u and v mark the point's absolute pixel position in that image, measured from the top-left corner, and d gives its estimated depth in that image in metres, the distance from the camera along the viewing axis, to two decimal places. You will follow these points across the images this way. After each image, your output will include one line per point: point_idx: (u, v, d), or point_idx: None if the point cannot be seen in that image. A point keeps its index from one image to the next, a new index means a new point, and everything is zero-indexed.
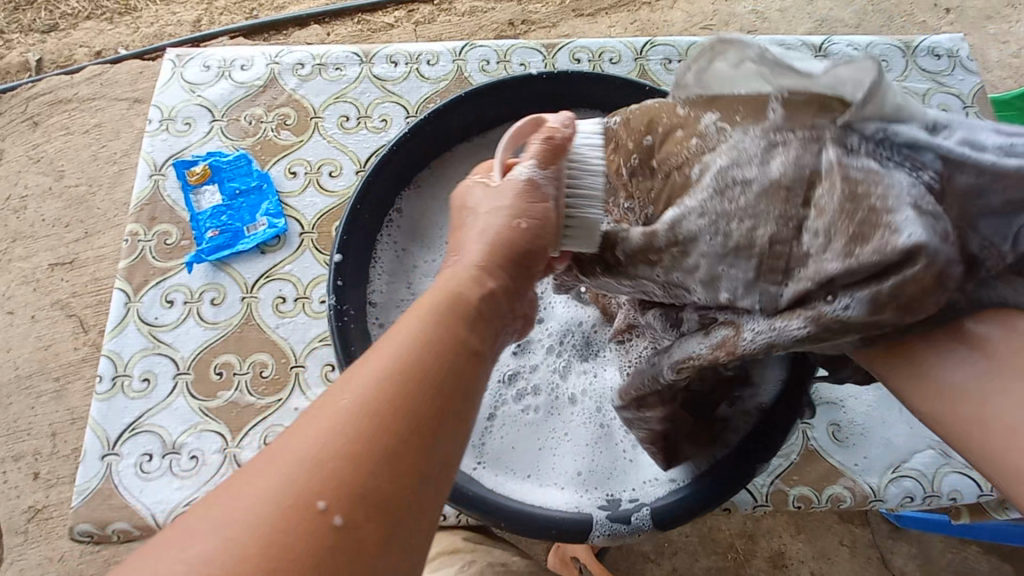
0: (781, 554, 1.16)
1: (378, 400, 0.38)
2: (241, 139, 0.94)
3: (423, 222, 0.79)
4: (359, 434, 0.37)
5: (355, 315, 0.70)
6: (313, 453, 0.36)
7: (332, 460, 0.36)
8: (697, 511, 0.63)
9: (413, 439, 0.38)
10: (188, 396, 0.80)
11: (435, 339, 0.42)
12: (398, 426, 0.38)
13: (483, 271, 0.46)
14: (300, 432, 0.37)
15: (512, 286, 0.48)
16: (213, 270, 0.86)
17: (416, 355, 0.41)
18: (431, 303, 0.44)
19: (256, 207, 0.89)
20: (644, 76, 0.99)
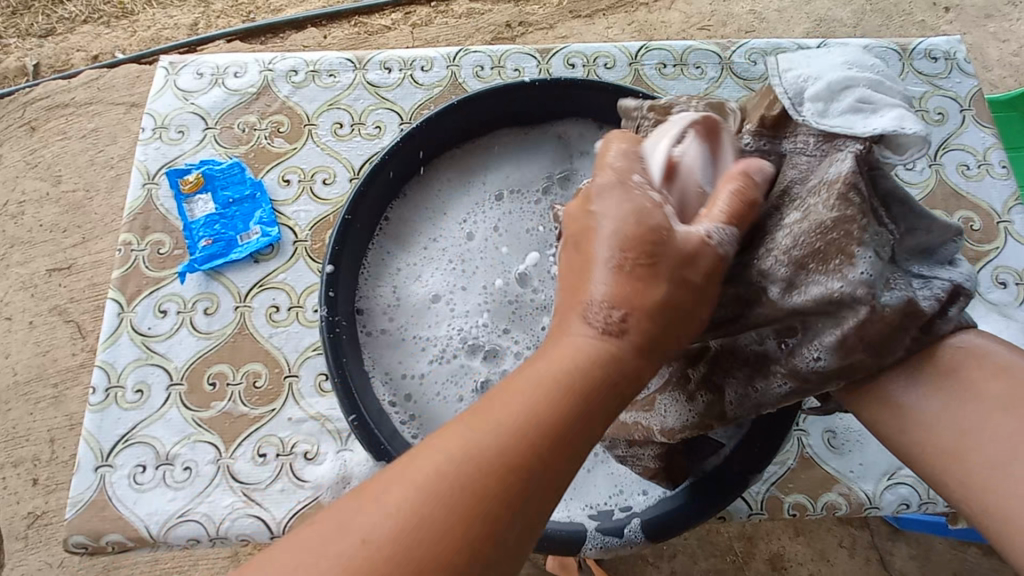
0: (780, 557, 1.15)
1: (510, 449, 0.40)
2: (235, 147, 0.93)
3: (409, 229, 0.79)
4: (479, 476, 0.39)
5: (346, 325, 0.69)
6: (425, 489, 0.39)
7: (450, 492, 0.38)
8: (684, 524, 0.62)
9: (530, 486, 0.39)
10: (181, 406, 0.80)
11: (565, 398, 0.42)
12: (514, 481, 0.39)
13: (625, 325, 0.45)
14: (420, 461, 0.40)
15: (643, 344, 0.45)
16: (206, 279, 0.86)
17: (544, 412, 0.41)
18: (569, 354, 0.44)
19: (249, 215, 0.89)
20: (639, 81, 0.98)
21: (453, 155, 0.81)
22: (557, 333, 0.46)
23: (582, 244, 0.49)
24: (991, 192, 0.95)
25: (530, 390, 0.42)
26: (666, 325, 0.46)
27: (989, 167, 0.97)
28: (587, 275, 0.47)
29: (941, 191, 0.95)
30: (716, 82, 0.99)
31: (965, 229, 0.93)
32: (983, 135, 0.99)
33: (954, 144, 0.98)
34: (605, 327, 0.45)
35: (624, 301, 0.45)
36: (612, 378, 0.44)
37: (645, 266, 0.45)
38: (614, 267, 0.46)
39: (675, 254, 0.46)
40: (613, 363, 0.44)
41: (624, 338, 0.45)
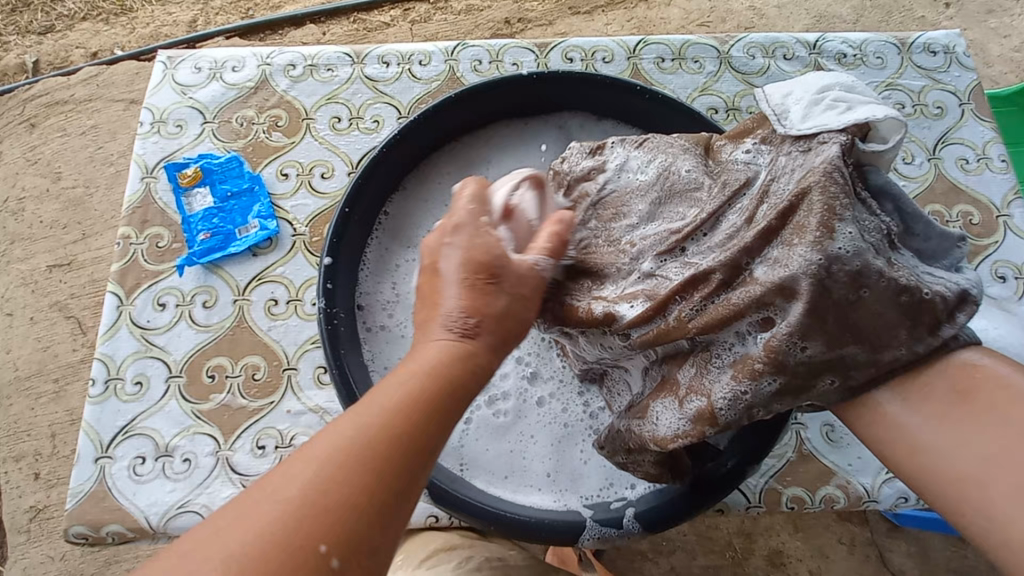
0: (779, 552, 1.16)
1: (392, 440, 0.39)
2: (233, 141, 0.94)
3: (409, 222, 0.79)
4: (367, 467, 0.38)
5: (345, 317, 0.70)
6: (318, 485, 0.36)
7: (337, 489, 0.36)
8: (677, 517, 0.62)
9: (411, 471, 0.39)
10: (180, 398, 0.81)
11: (427, 393, 0.42)
12: (390, 477, 0.38)
13: (477, 328, 0.46)
14: (323, 439, 0.39)
15: (497, 343, 0.48)
16: (205, 272, 0.86)
17: (425, 396, 0.42)
18: (430, 358, 0.44)
19: (248, 209, 0.89)
20: (638, 75, 0.98)
21: (453, 150, 0.81)
22: (417, 343, 0.46)
23: (469, 267, 0.49)
24: (990, 186, 0.95)
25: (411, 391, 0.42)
26: (510, 329, 0.49)
27: (988, 161, 0.97)
28: (441, 294, 0.48)
29: (940, 185, 0.95)
30: (715, 76, 0.99)
31: (964, 224, 0.93)
32: (982, 130, 0.99)
33: (953, 138, 0.98)
34: (462, 332, 0.46)
35: (475, 309, 0.47)
36: (465, 372, 0.45)
37: (490, 283, 0.48)
38: (461, 284, 0.48)
39: (513, 275, 0.50)
40: (464, 363, 0.45)
41: (477, 340, 0.46)
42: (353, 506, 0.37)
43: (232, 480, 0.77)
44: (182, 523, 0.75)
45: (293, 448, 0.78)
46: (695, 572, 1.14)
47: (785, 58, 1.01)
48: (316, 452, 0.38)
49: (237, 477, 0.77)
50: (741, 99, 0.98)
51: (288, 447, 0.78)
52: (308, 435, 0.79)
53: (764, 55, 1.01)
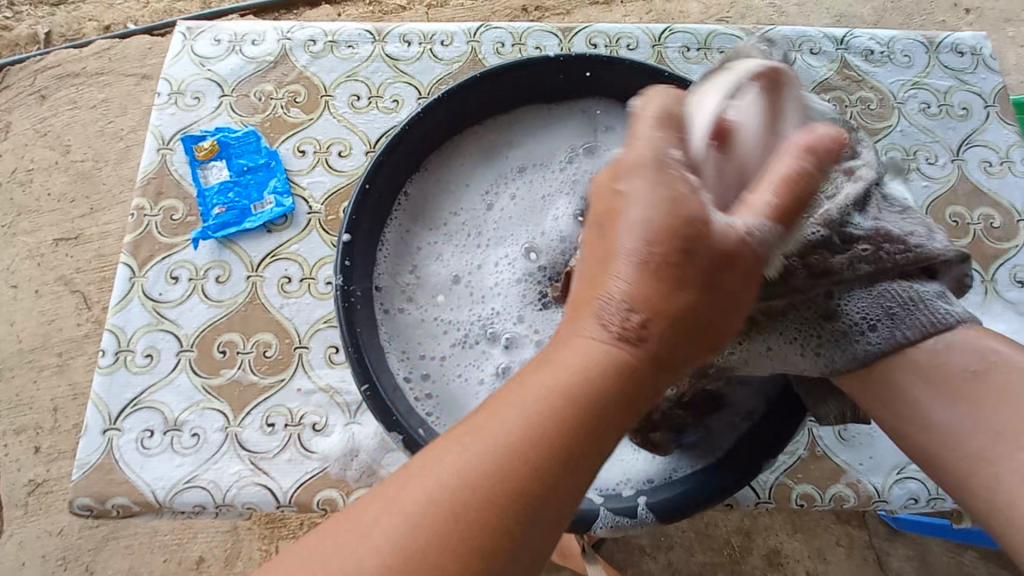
0: (777, 552, 1.15)
1: (530, 452, 0.38)
2: (250, 115, 0.92)
3: (428, 205, 0.78)
4: (502, 483, 0.37)
5: (362, 296, 0.68)
6: (442, 503, 0.37)
7: (469, 500, 0.37)
8: (691, 510, 0.61)
9: (542, 484, 0.37)
10: (190, 372, 0.80)
11: (584, 391, 0.39)
12: (530, 487, 0.37)
13: (645, 331, 0.41)
14: (433, 460, 0.39)
15: (682, 330, 0.42)
16: (219, 247, 0.85)
17: (565, 393, 0.39)
18: (570, 361, 0.41)
19: (264, 184, 0.88)
20: (662, 63, 0.97)
21: (477, 132, 0.80)
22: (564, 338, 0.43)
23: (607, 229, 0.45)
24: (1014, 190, 0.94)
25: (529, 395, 0.39)
26: (704, 317, 0.43)
27: (1012, 164, 0.95)
28: (610, 268, 0.44)
29: (963, 187, 0.94)
30: None
31: (985, 227, 0.92)
32: (1008, 132, 0.97)
33: (978, 140, 0.97)
34: (622, 331, 0.42)
35: (646, 306, 0.42)
36: (621, 377, 0.41)
37: (673, 264, 0.42)
38: (637, 261, 0.43)
39: (709, 251, 0.41)
40: (612, 362, 0.41)
41: (644, 346, 0.42)
42: (485, 519, 0.36)
43: (240, 457, 0.76)
44: (189, 498, 0.74)
45: (302, 427, 0.77)
46: (694, 568, 1.14)
47: (812, 52, 1.00)
48: (436, 473, 0.38)
49: (244, 454, 0.76)
50: None
51: (297, 425, 0.77)
52: (318, 415, 0.78)
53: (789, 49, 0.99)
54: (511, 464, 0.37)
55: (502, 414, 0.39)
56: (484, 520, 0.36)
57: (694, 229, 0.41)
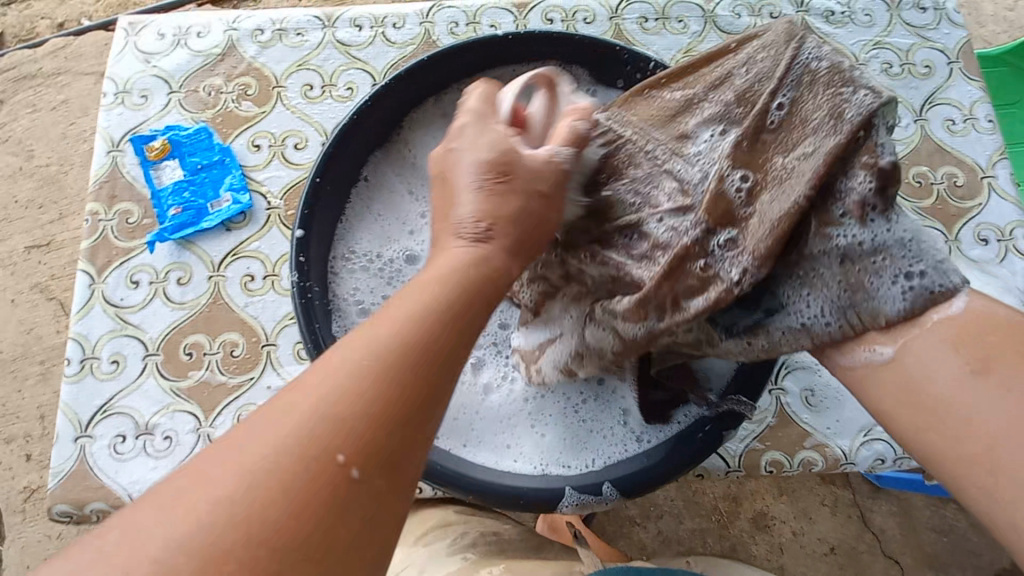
0: (764, 515, 1.16)
1: (371, 390, 0.37)
2: (201, 112, 0.90)
3: (379, 183, 0.76)
4: (345, 436, 0.36)
5: (319, 291, 0.68)
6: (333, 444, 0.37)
7: (326, 421, 0.36)
8: (646, 486, 0.62)
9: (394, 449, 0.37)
10: (158, 376, 0.80)
11: (441, 306, 0.42)
12: (380, 424, 0.37)
13: (490, 233, 0.47)
14: (317, 375, 0.38)
15: (513, 248, 0.49)
16: (178, 248, 0.84)
17: (402, 343, 0.40)
18: (421, 301, 0.42)
19: (219, 181, 0.87)
20: (620, 36, 0.95)
21: (415, 121, 0.77)
22: (436, 252, 0.47)
23: (446, 178, 0.51)
24: (976, 148, 0.94)
25: (409, 312, 0.42)
26: (530, 231, 0.50)
27: (975, 121, 0.95)
28: (455, 200, 0.49)
29: (927, 147, 0.93)
30: (700, 36, 0.96)
31: (948, 185, 0.92)
32: (970, 89, 0.97)
33: (941, 98, 0.96)
34: (474, 237, 0.47)
35: (488, 214, 0.48)
36: (483, 281, 0.45)
37: (502, 183, 0.49)
38: (475, 190, 0.49)
39: (526, 173, 0.50)
40: (481, 270, 0.46)
41: (491, 244, 0.47)
42: (340, 456, 0.35)
43: None
44: None
45: None
46: (682, 536, 1.14)
47: (772, 17, 0.98)
48: (319, 388, 0.37)
49: None
50: None
51: None
52: None
53: (750, 13, 0.98)
54: (384, 379, 0.38)
55: (382, 334, 0.40)
56: (334, 449, 0.35)
57: (509, 158, 0.50)
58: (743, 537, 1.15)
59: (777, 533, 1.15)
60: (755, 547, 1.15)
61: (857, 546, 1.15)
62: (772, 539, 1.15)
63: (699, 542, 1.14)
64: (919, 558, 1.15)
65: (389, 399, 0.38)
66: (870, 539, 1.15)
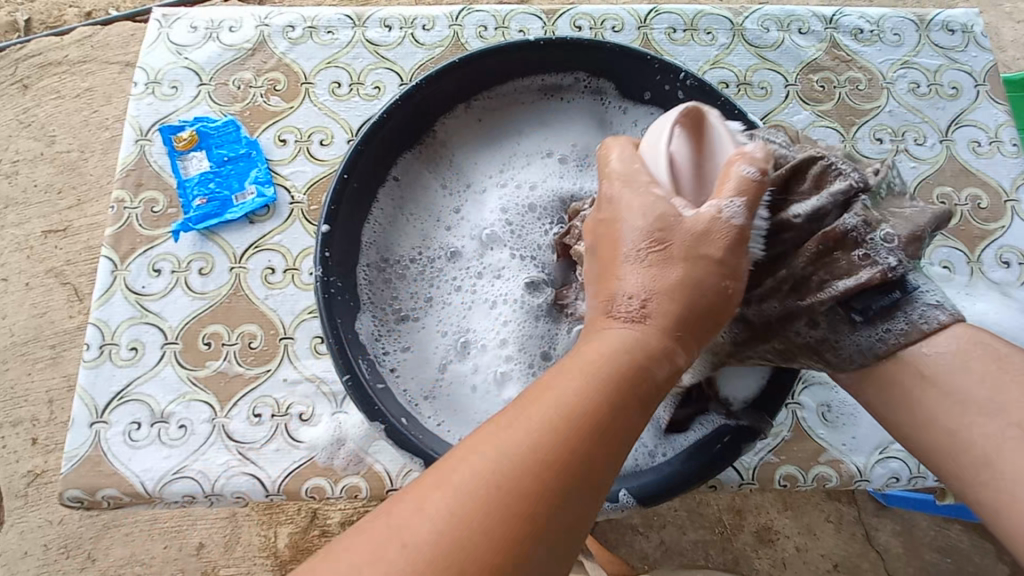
0: (768, 529, 1.14)
1: (522, 477, 0.37)
2: (230, 105, 0.91)
3: (413, 184, 0.77)
4: (506, 517, 0.36)
5: (342, 287, 0.68)
6: (459, 499, 0.36)
7: (470, 524, 0.36)
8: (662, 494, 0.61)
9: (551, 540, 0.36)
10: (176, 364, 0.80)
11: (607, 388, 0.40)
12: (525, 521, 0.36)
13: (646, 311, 0.43)
14: (491, 454, 0.38)
15: (671, 327, 0.43)
16: (201, 238, 0.85)
17: (572, 424, 0.39)
18: (589, 375, 0.41)
19: (244, 174, 0.87)
20: (647, 46, 0.96)
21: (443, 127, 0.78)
22: (592, 328, 0.44)
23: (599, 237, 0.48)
24: (1000, 170, 0.93)
25: (579, 378, 0.41)
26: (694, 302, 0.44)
27: (1000, 144, 0.94)
28: (618, 265, 0.46)
29: (951, 168, 0.93)
30: (727, 49, 0.96)
31: (972, 207, 0.91)
32: (996, 112, 0.96)
33: (966, 120, 0.96)
34: (632, 316, 0.44)
35: (651, 289, 0.44)
36: (655, 362, 0.43)
37: (660, 251, 0.44)
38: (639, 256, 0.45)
39: (686, 234, 0.44)
40: (640, 356, 0.42)
41: (650, 324, 0.43)
42: (488, 558, 0.35)
43: (228, 447, 0.76)
44: (178, 489, 0.75)
45: (288, 417, 0.78)
46: (685, 547, 1.13)
47: (800, 33, 0.98)
48: (452, 485, 0.37)
49: (232, 444, 0.77)
50: (753, 74, 0.95)
51: (283, 416, 0.78)
52: (304, 405, 0.78)
53: (778, 28, 0.98)
54: (533, 467, 0.37)
55: (557, 395, 0.40)
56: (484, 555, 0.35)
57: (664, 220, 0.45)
58: (746, 550, 1.13)
59: (781, 548, 1.14)
60: (757, 560, 1.13)
61: (862, 565, 1.13)
62: (775, 553, 1.13)
63: (702, 553, 1.13)
64: None
65: (540, 493, 0.37)
66: (875, 558, 1.13)
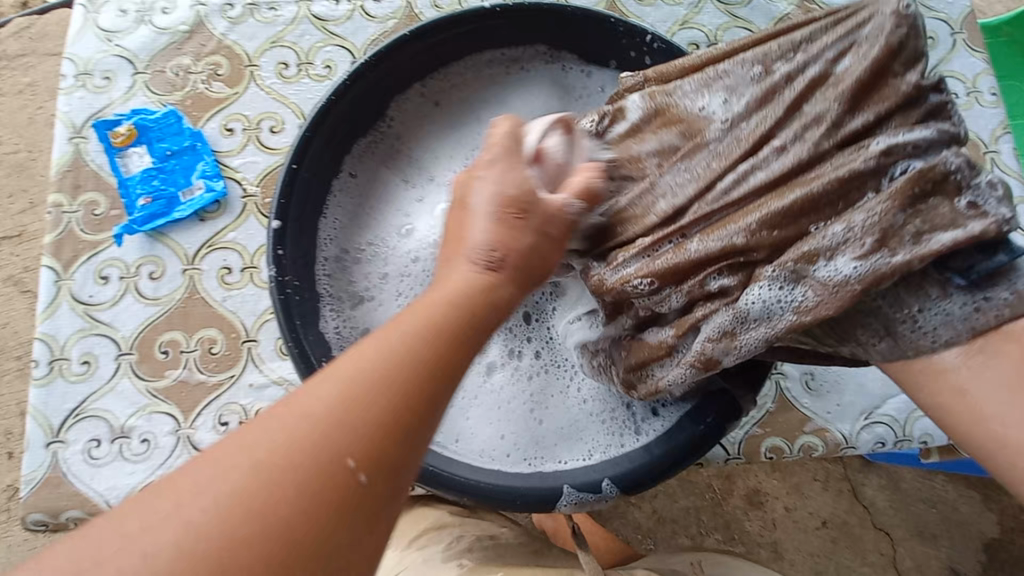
0: (757, 492, 1.14)
1: (343, 423, 0.35)
2: (169, 94, 0.84)
3: (369, 163, 0.72)
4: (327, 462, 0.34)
5: (299, 285, 0.63)
6: (295, 437, 0.34)
7: (289, 465, 0.33)
8: (645, 483, 0.60)
9: (382, 482, 0.35)
10: (133, 376, 0.76)
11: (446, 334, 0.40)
12: (357, 467, 0.34)
13: (501, 264, 0.44)
14: (310, 400, 0.36)
15: (520, 282, 0.45)
16: (149, 240, 0.79)
17: (409, 370, 0.38)
18: (427, 320, 0.40)
19: (190, 168, 0.81)
20: (613, 8, 0.90)
21: (399, 110, 0.73)
22: (441, 274, 0.44)
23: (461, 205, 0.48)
24: (979, 122, 0.91)
25: (426, 325, 0.40)
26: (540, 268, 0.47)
27: (979, 95, 0.92)
28: (467, 228, 0.46)
29: None
30: (697, 7, 0.91)
31: None
32: (974, 61, 0.93)
33: (944, 71, 0.92)
34: (486, 265, 0.44)
35: (501, 244, 0.45)
36: (488, 310, 0.43)
37: (518, 219, 0.46)
38: (492, 218, 0.46)
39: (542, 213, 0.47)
40: (485, 299, 0.43)
41: (501, 275, 0.44)
42: (309, 505, 0.33)
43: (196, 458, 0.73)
44: None
45: None
46: (677, 514, 1.12)
47: None
48: (275, 431, 0.34)
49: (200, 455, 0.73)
50: (724, 32, 0.91)
51: None
52: None
53: None
54: (363, 409, 0.36)
55: (398, 344, 0.38)
56: (304, 502, 0.33)
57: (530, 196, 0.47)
58: (738, 514, 1.13)
59: (771, 509, 1.14)
60: (749, 523, 1.13)
61: (850, 521, 1.14)
62: (765, 515, 1.14)
63: (694, 520, 1.13)
64: (913, 534, 1.15)
65: (368, 436, 0.35)
66: (862, 513, 1.14)
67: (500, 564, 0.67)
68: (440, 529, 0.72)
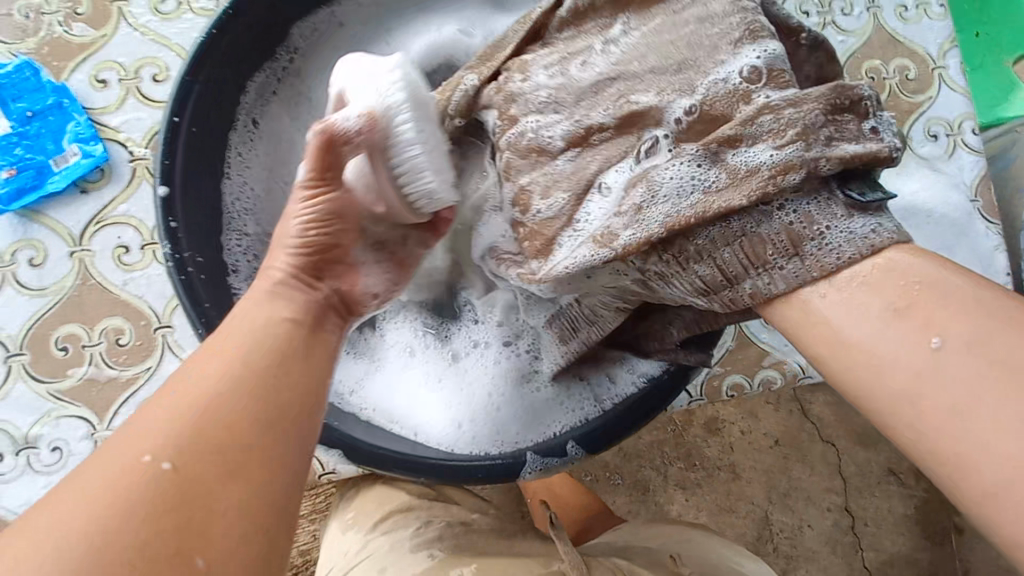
0: (715, 420, 1.13)
1: (186, 421, 0.31)
2: (19, 41, 0.69)
3: (274, 109, 0.62)
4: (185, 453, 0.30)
5: (204, 261, 0.55)
6: (150, 444, 0.30)
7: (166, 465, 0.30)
8: (611, 441, 0.57)
9: (258, 456, 0.32)
10: (29, 379, 0.66)
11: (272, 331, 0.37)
12: (213, 451, 0.31)
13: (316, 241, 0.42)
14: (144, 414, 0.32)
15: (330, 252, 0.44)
16: (22, 221, 0.67)
17: (247, 355, 0.35)
18: (256, 317, 0.38)
19: (59, 131, 0.68)
20: None
21: (298, 46, 0.62)
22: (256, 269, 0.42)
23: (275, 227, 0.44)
24: (927, 35, 0.88)
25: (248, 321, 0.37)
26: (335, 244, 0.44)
27: (928, 6, 0.88)
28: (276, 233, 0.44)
29: (879, 38, 0.87)
30: None
31: (900, 80, 0.86)
32: None
33: None
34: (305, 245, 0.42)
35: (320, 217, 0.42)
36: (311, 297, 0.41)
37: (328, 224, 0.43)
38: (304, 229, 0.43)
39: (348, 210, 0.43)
40: (305, 291, 0.41)
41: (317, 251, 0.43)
42: (168, 485, 0.29)
43: None
44: None
45: None
46: (641, 449, 1.11)
47: None
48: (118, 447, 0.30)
49: None
50: None
51: None
52: None
53: None
54: (209, 400, 0.32)
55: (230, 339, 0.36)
56: (159, 486, 0.29)
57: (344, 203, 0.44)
58: (699, 442, 1.12)
59: (729, 434, 1.13)
60: (710, 449, 1.12)
61: (801, 437, 1.14)
62: (722, 440, 1.13)
63: (657, 453, 1.11)
64: None
65: (211, 425, 0.31)
66: (811, 429, 1.14)
67: (474, 553, 0.64)
68: (406, 513, 0.68)
